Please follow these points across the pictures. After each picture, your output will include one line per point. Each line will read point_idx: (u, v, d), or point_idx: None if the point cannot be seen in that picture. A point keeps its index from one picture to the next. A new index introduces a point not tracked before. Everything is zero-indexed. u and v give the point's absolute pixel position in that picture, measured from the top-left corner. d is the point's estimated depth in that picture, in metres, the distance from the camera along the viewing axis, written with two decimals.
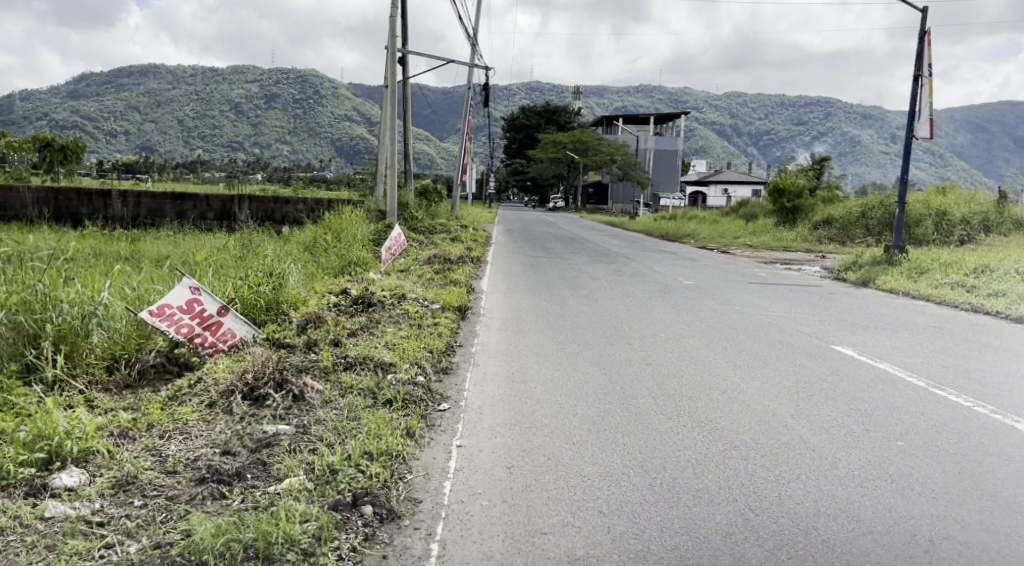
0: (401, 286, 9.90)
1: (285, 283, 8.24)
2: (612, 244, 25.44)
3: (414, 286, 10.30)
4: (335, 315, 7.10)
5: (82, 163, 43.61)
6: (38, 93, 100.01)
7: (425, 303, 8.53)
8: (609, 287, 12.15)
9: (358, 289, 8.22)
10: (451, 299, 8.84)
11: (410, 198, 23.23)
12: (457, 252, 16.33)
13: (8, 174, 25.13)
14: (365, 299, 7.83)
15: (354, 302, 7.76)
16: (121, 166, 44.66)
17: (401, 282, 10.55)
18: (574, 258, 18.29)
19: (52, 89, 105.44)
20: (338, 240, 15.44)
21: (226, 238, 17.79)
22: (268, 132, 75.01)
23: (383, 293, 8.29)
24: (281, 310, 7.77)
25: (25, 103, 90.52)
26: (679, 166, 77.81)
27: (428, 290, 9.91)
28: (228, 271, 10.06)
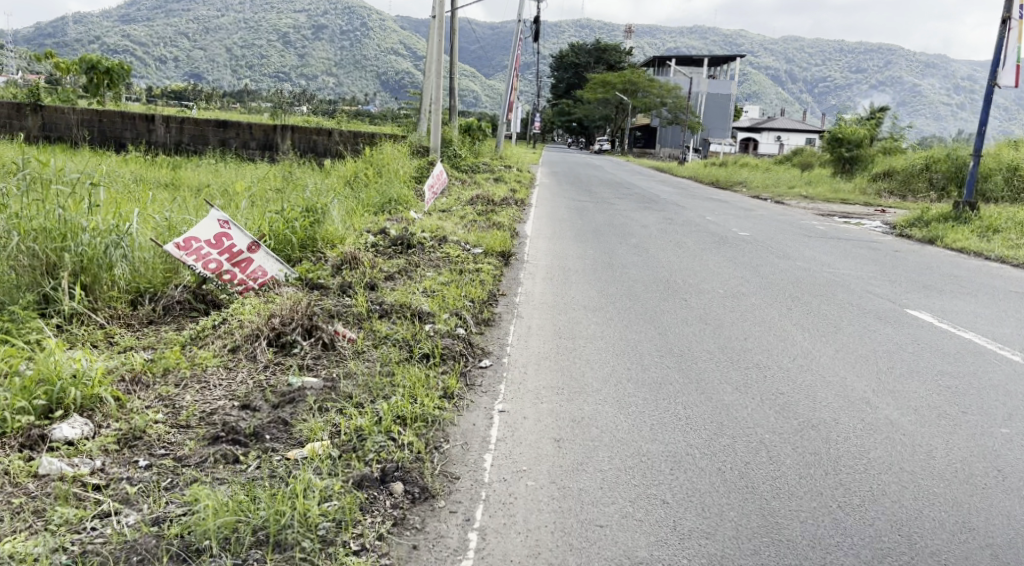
0: (442, 228, 9.46)
1: (323, 220, 7.85)
2: (660, 189, 24.61)
3: (455, 227, 9.86)
4: (372, 256, 6.69)
5: (131, 89, 43.62)
6: (90, 17, 100.43)
7: (467, 248, 8.09)
8: (659, 236, 11.56)
9: (398, 229, 7.80)
10: (494, 244, 8.39)
11: (454, 135, 22.64)
12: (501, 194, 15.82)
13: (55, 95, 25.07)
14: (404, 240, 7.41)
15: (394, 244, 7.34)
16: (169, 94, 44.59)
17: (443, 223, 10.12)
18: (622, 203, 17.66)
19: (104, 14, 105.82)
20: (379, 176, 15.02)
21: (267, 169, 17.48)
22: (315, 63, 74.35)
23: (424, 235, 7.86)
24: (316, 248, 7.40)
25: (78, 26, 91.01)
26: (731, 111, 75.43)
27: (470, 233, 9.47)
28: (266, 204, 9.73)
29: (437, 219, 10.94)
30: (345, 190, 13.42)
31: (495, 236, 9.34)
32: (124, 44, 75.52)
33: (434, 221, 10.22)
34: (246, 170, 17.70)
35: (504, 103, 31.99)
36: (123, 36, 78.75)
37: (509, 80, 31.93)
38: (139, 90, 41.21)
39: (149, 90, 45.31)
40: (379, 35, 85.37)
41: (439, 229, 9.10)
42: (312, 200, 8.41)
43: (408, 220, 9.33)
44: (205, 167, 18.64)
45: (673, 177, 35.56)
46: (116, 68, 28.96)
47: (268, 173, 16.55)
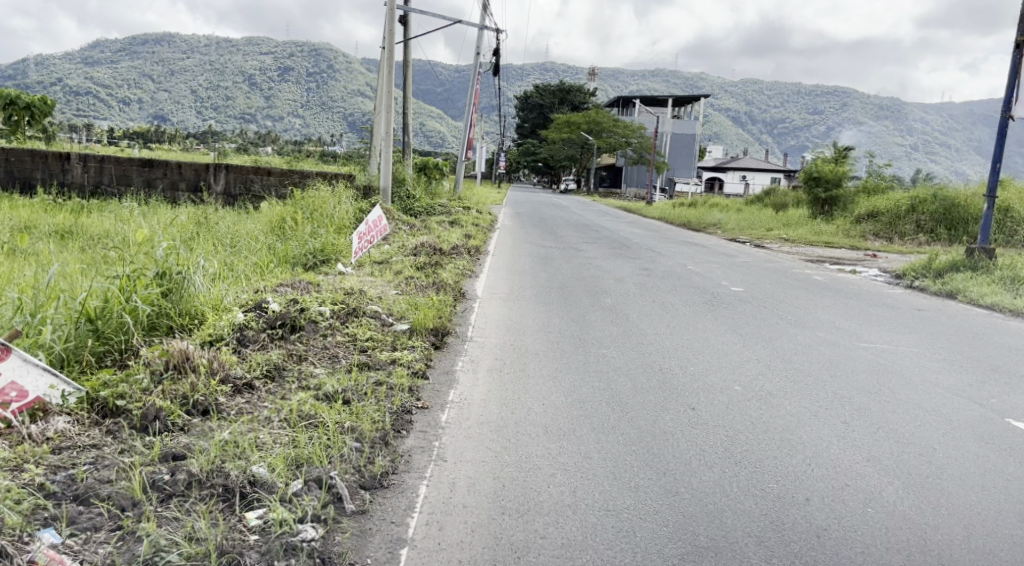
0: (358, 291, 7.24)
1: (178, 293, 5.61)
2: (631, 232, 22.73)
3: (380, 291, 7.64)
4: (227, 356, 4.47)
5: (72, 126, 40.99)
6: (52, 58, 98.04)
7: (385, 324, 5.91)
8: (637, 294, 9.54)
9: (285, 299, 5.55)
10: (424, 317, 6.16)
11: (408, 175, 20.55)
12: (455, 240, 13.74)
13: None
14: (288, 321, 5.16)
15: (271, 324, 5.09)
16: (126, 134, 42.38)
17: (362, 286, 7.88)
18: (591, 250, 15.71)
19: (68, 57, 103.71)
20: (310, 222, 12.84)
21: (187, 214, 15.22)
22: (278, 104, 72.32)
23: (322, 306, 5.59)
24: (158, 336, 5.18)
25: (37, 68, 88.57)
26: (697, 151, 74.67)
27: (397, 299, 7.28)
28: (128, 260, 7.39)
29: (359, 279, 8.77)
30: (261, 244, 11.20)
31: (429, 302, 7.16)
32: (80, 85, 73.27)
33: (355, 284, 8.00)
34: (162, 215, 15.43)
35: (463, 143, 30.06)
36: (82, 76, 76.36)
37: (469, 117, 30.02)
38: (93, 133, 39.01)
39: (94, 128, 42.73)
40: (345, 76, 83.89)
41: (353, 293, 6.88)
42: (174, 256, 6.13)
43: (315, 283, 7.12)
44: (118, 211, 16.28)
45: (642, 218, 33.81)
46: (36, 103, 26.33)
47: (183, 220, 14.30)
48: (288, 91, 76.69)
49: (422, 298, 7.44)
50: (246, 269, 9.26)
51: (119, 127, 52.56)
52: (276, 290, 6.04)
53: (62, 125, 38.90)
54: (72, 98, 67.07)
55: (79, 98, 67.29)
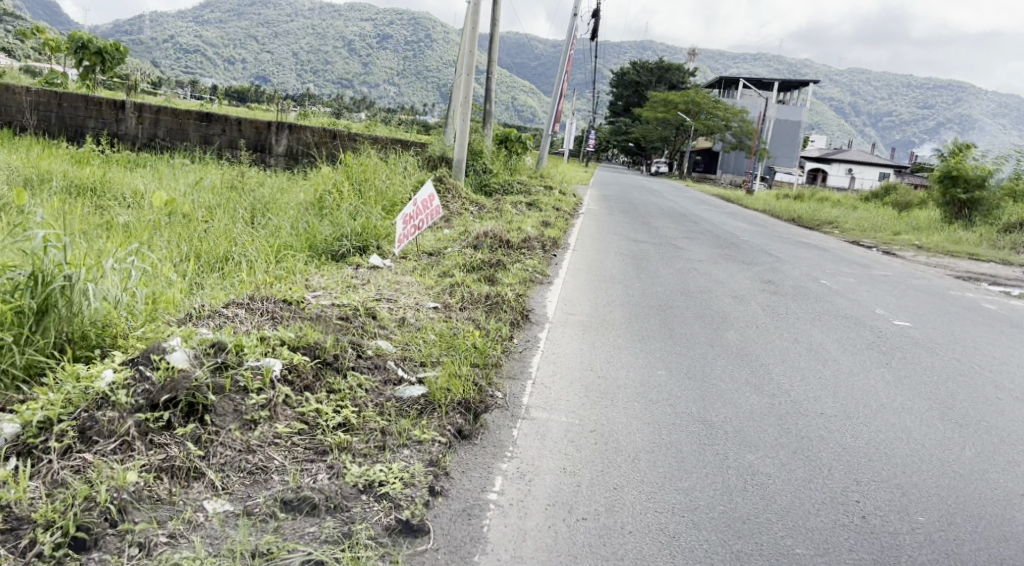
0: (360, 310, 4.87)
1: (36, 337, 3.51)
2: (735, 227, 19.82)
3: (402, 309, 5.26)
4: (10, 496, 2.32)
5: (173, 82, 40.37)
6: (167, 15, 100.00)
7: (380, 394, 3.51)
8: (767, 327, 6.92)
9: (208, 337, 3.23)
10: (451, 382, 3.73)
11: (485, 147, 18.21)
12: (528, 228, 11.36)
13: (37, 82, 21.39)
14: (184, 396, 2.79)
15: (152, 400, 2.75)
16: (221, 90, 41.36)
17: (375, 302, 5.52)
18: (693, 248, 13.06)
19: (178, 14, 105.76)
20: (357, 198, 10.69)
21: (225, 175, 13.30)
22: (374, 69, 71.18)
23: (269, 356, 3.25)
24: None
25: (148, 23, 90.34)
26: (801, 140, 69.71)
27: (421, 327, 4.87)
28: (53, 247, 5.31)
29: (384, 286, 6.46)
30: (289, 222, 9.09)
31: (466, 337, 4.74)
32: (186, 45, 74.25)
33: (370, 297, 5.66)
34: (201, 175, 13.56)
35: (552, 115, 27.48)
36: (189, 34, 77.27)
37: (560, 87, 27.37)
38: (186, 89, 38.20)
39: (188, 82, 42.11)
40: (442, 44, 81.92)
41: (350, 318, 4.52)
42: (63, 250, 3.95)
43: (305, 299, 4.80)
44: (160, 168, 14.52)
45: (744, 209, 30.47)
46: (109, 49, 24.85)
47: (219, 184, 12.36)
48: (384, 58, 75.38)
49: (460, 327, 5.04)
50: (249, 265, 7.13)
51: (214, 84, 51.97)
52: (208, 316, 3.77)
53: (157, 79, 38.25)
54: (178, 60, 67.91)
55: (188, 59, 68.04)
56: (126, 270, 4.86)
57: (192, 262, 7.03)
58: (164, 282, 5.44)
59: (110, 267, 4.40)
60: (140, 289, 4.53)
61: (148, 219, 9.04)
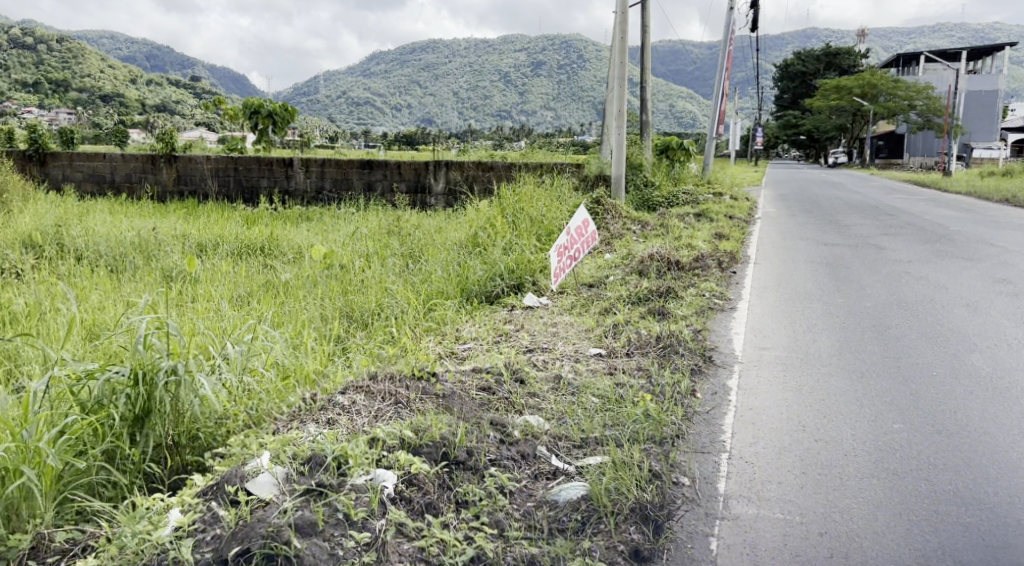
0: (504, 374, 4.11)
1: (133, 445, 3.05)
2: (940, 215, 17.43)
3: (557, 366, 4.47)
4: None
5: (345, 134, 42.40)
6: (337, 73, 106.80)
7: (524, 501, 2.75)
8: (1022, 342, 5.47)
9: (303, 451, 2.72)
10: (623, 478, 2.88)
11: (646, 160, 17.20)
12: (700, 243, 10.25)
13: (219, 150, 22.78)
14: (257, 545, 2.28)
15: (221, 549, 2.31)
16: (386, 136, 42.83)
17: (526, 363, 4.73)
18: (895, 246, 11.35)
19: (346, 71, 112.82)
20: (512, 230, 10.09)
21: (384, 220, 13.23)
22: (530, 97, 71.83)
23: (374, 470, 2.67)
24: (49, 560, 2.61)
25: (322, 84, 96.84)
26: (1001, 109, 62.35)
27: (579, 391, 4.01)
28: (186, 331, 5.02)
29: (539, 336, 5.70)
30: (441, 265, 8.62)
31: (633, 399, 3.83)
32: (356, 98, 78.75)
33: (522, 355, 4.93)
34: (362, 222, 13.56)
35: (715, 117, 25.90)
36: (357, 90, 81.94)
37: (722, 86, 25.75)
38: (355, 139, 39.88)
39: (360, 134, 44.16)
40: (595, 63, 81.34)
41: (493, 389, 3.76)
42: (165, 340, 3.50)
43: (447, 368, 4.12)
44: (325, 219, 14.75)
45: (945, 193, 27.16)
46: (279, 110, 26.20)
47: (378, 229, 12.24)
48: (540, 84, 75.91)
49: (626, 385, 4.14)
50: (398, 319, 6.66)
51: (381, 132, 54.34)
52: (323, 409, 3.20)
53: (329, 133, 40.28)
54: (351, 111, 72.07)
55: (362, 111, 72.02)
56: (251, 350, 4.44)
57: (342, 325, 6.64)
58: (303, 353, 5.02)
59: (225, 351, 3.94)
60: (265, 374, 4.07)
61: (306, 277, 8.89)
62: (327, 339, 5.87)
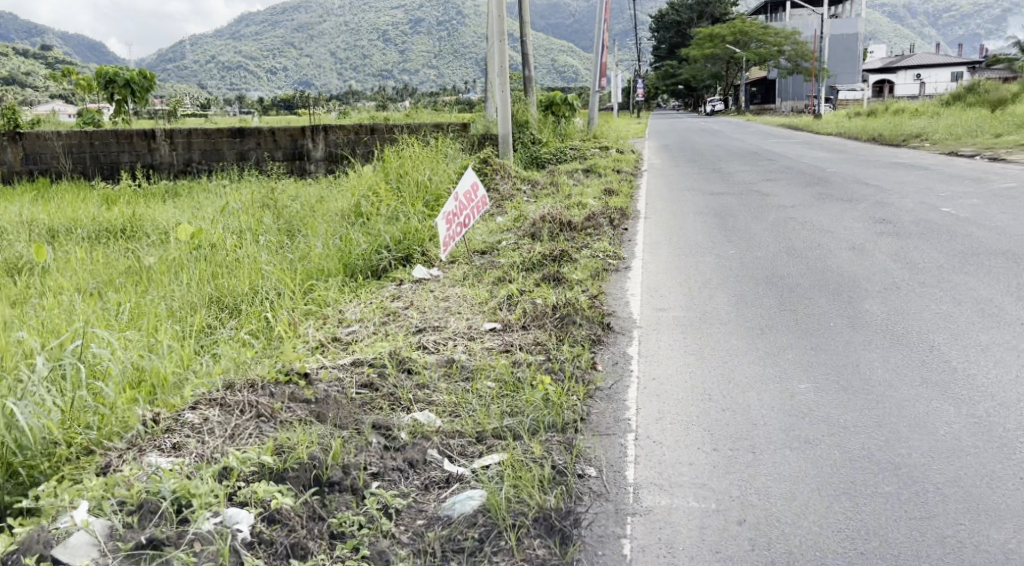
0: (389, 366, 3.71)
1: None
2: (814, 157, 18.00)
3: (447, 352, 4.12)
4: None
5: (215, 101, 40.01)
6: (203, 37, 100.86)
7: (413, 520, 2.42)
8: (908, 284, 5.50)
9: (133, 495, 2.31)
10: (525, 483, 2.58)
11: (532, 116, 16.88)
12: (590, 200, 10.04)
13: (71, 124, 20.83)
14: None
15: None
16: (260, 102, 40.70)
17: (414, 350, 4.33)
18: (778, 192, 11.52)
19: (214, 35, 106.73)
20: (396, 198, 9.58)
21: (259, 193, 12.39)
22: (410, 56, 70.01)
23: (225, 509, 2.29)
24: None
25: (187, 49, 91.23)
26: (861, 52, 65.50)
27: (473, 378, 3.66)
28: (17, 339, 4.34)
29: (428, 315, 5.31)
30: (320, 239, 8.05)
31: (531, 382, 3.52)
32: (228, 63, 74.70)
33: (410, 341, 4.55)
34: (236, 195, 12.66)
35: (597, 70, 25.81)
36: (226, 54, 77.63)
37: (602, 38, 25.64)
38: (226, 106, 37.68)
39: (231, 101, 41.78)
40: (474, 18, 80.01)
41: (377, 385, 3.35)
42: None
43: (324, 366, 3.69)
44: (194, 195, 13.71)
45: (817, 136, 28.20)
46: (136, 79, 23.96)
47: (252, 202, 11.43)
48: (419, 42, 74.07)
49: (523, 366, 3.82)
50: (274, 304, 6.11)
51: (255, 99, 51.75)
52: (171, 436, 2.75)
53: (197, 102, 37.87)
54: (222, 76, 68.25)
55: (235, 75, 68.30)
56: (92, 358, 3.84)
57: (214, 316, 6.03)
58: (161, 353, 4.44)
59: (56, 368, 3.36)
60: (111, 388, 3.52)
61: (173, 262, 8.13)
62: (194, 333, 5.28)
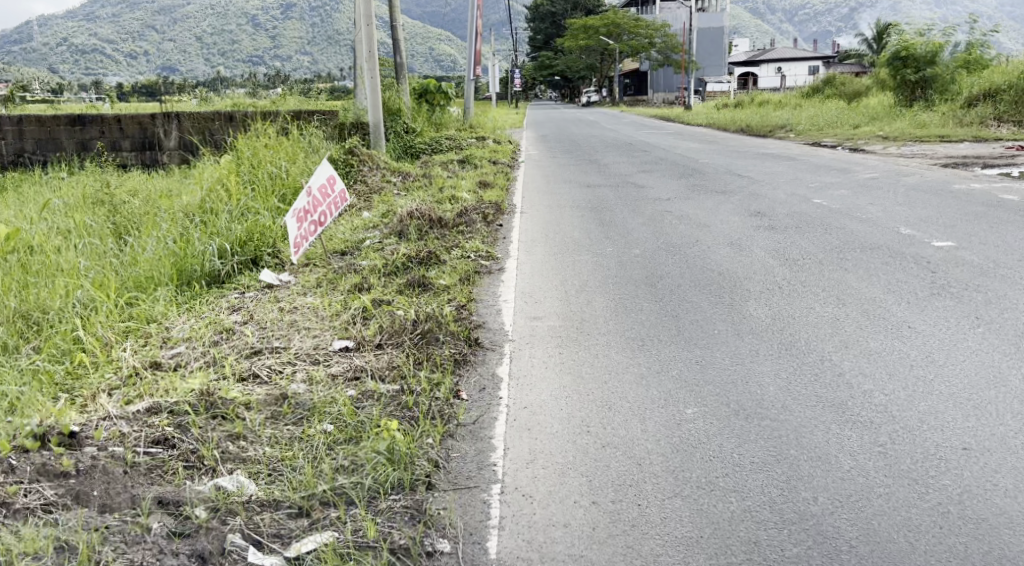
0: (200, 410, 3.04)
1: None
2: (688, 148, 18.14)
3: (282, 386, 3.44)
4: None
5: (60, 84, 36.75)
6: (49, 16, 93.17)
7: None
8: (791, 284, 5.24)
9: None
10: None
11: (404, 104, 16.10)
12: (463, 193, 9.46)
13: None
14: None
15: None
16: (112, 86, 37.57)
17: (243, 384, 3.63)
18: (655, 183, 11.32)
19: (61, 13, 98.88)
20: (248, 192, 8.66)
21: (94, 186, 11.07)
22: (280, 40, 67.07)
23: None
24: None
25: (30, 29, 83.95)
26: (727, 45, 67.96)
27: (305, 421, 3.02)
28: None
29: (269, 332, 4.59)
30: (153, 240, 7.08)
31: (375, 425, 2.91)
32: (77, 45, 69.09)
33: (241, 369, 3.83)
34: (67, 188, 11.28)
35: (472, 58, 25.20)
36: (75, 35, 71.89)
37: (476, 25, 25.04)
38: (72, 89, 34.58)
39: (79, 85, 38.43)
40: None
41: (173, 442, 2.71)
42: None
43: (112, 414, 2.92)
44: (19, 189, 12.16)
45: (687, 127, 28.78)
46: None
47: (84, 197, 10.16)
48: (290, 26, 71.08)
49: (370, 403, 3.20)
50: (87, 320, 5.19)
51: (107, 83, 47.94)
52: None
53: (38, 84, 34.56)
54: (72, 56, 62.92)
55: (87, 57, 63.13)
56: None
57: (11, 337, 5.06)
58: None
59: None
60: None
61: None
62: None
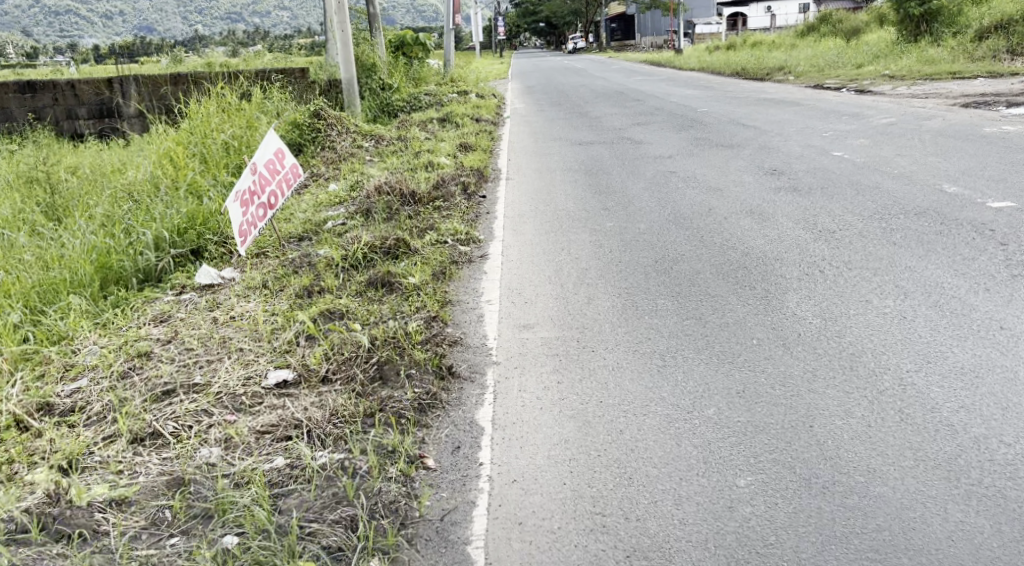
0: (32, 538, 2.18)
1: None
2: (684, 95, 17.04)
3: (185, 462, 2.56)
4: None
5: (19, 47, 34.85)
6: None
7: None
8: (835, 268, 4.33)
9: None
10: None
11: (378, 58, 14.90)
12: (441, 157, 8.46)
13: None
14: None
15: None
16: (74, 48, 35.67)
17: (133, 455, 2.71)
18: (653, 137, 10.31)
19: None
20: (197, 166, 7.62)
21: (34, 161, 9.97)
22: None
23: None
24: None
25: None
26: None
27: (204, 533, 2.14)
28: None
29: (190, 358, 3.64)
30: (79, 229, 6.07)
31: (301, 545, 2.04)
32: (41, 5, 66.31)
33: (139, 424, 2.91)
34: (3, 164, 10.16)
35: (451, 6, 23.75)
36: None
37: None
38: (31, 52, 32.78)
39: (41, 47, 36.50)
40: None
41: None
42: None
43: None
44: None
45: (679, 72, 27.49)
46: None
47: (20, 174, 9.08)
48: None
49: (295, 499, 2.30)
50: None
51: (72, 43, 45.81)
52: None
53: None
54: (40, 16, 60.47)
55: (56, 18, 60.68)
56: None
57: None
58: None
59: None
60: None
61: None
62: None
